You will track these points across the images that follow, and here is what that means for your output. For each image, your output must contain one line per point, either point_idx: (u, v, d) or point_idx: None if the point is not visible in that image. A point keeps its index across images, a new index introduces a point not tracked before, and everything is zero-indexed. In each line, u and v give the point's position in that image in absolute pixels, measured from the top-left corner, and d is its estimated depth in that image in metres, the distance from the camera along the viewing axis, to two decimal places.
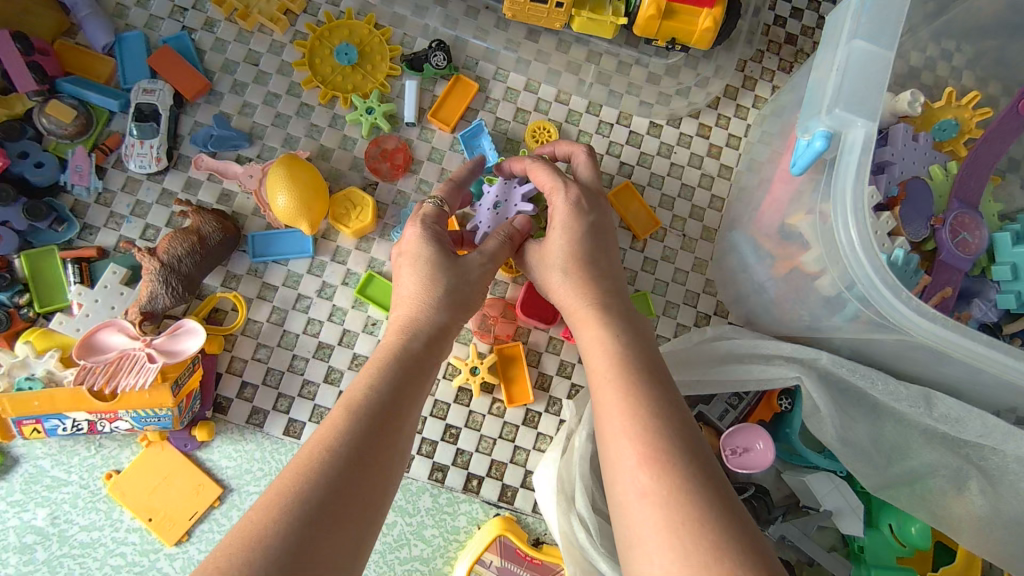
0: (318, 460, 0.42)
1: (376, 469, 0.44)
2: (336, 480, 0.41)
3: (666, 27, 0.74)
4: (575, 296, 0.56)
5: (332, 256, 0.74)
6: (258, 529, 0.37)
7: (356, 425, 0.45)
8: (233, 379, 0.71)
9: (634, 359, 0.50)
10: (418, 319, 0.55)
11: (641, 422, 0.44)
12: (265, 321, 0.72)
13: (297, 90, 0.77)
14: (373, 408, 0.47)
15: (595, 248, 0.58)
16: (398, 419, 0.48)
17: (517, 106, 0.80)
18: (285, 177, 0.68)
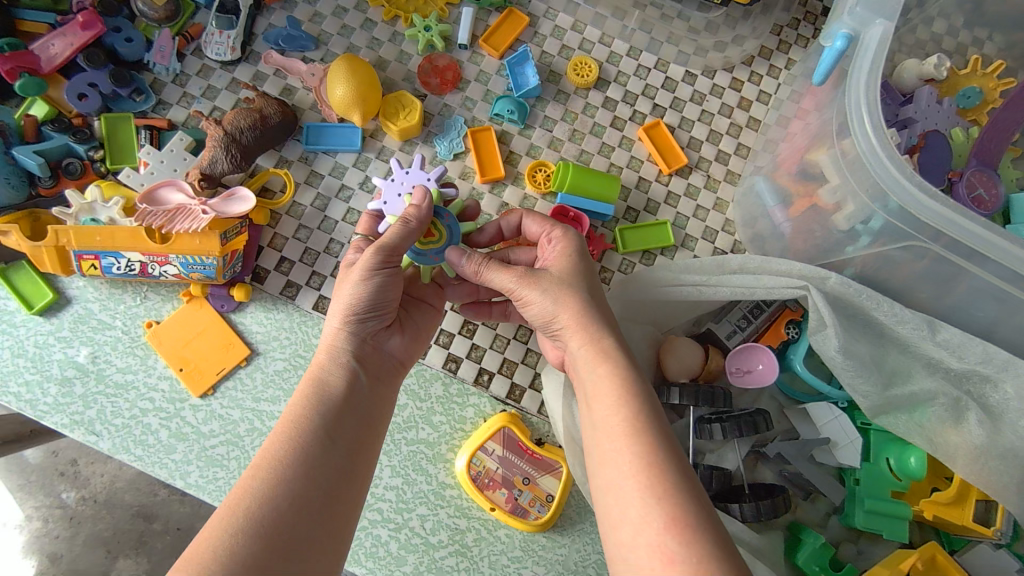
0: (270, 496, 0.49)
1: (327, 509, 0.51)
2: (282, 500, 0.49)
3: None
4: (576, 326, 0.57)
5: (377, 154, 0.80)
6: (216, 554, 0.44)
7: (292, 448, 0.53)
8: (272, 254, 0.76)
9: (645, 415, 0.51)
10: (338, 340, 0.61)
11: (659, 487, 0.46)
12: (309, 205, 0.78)
13: (363, 6, 0.84)
14: (306, 428, 0.54)
15: (589, 282, 0.61)
16: (343, 446, 0.55)
17: (562, 43, 0.85)
18: (346, 70, 0.75)
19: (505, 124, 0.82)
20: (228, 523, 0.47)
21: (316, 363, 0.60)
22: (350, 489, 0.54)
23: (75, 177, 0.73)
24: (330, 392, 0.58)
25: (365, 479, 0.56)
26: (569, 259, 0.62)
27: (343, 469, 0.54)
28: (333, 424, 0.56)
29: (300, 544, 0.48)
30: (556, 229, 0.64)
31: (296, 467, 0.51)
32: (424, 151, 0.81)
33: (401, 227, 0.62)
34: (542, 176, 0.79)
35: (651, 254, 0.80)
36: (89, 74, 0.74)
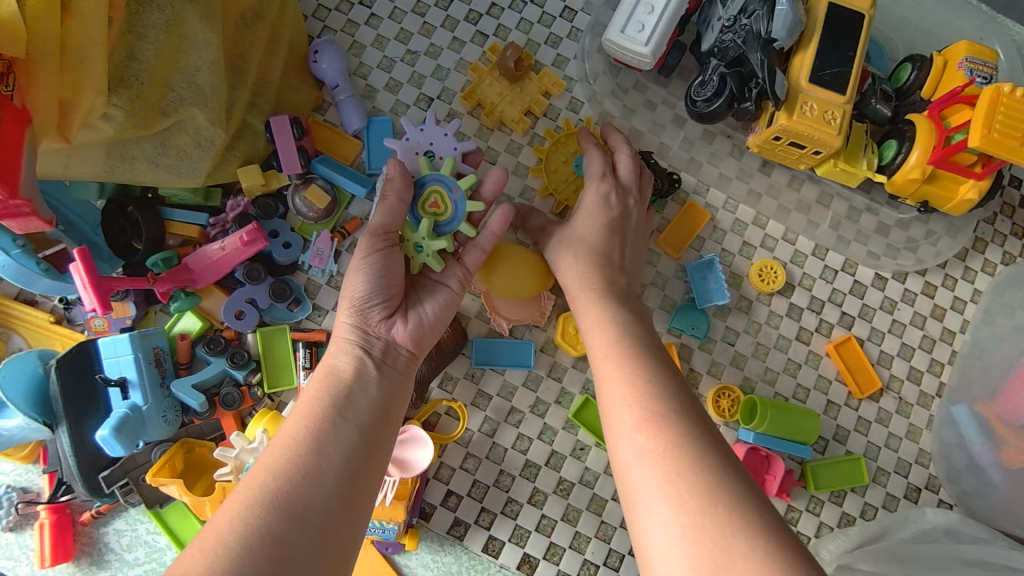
0: (282, 475, 0.45)
1: (348, 491, 0.47)
2: (300, 475, 0.46)
3: (924, 190, 0.72)
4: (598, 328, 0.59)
5: (548, 371, 0.73)
6: (230, 534, 0.41)
7: (312, 419, 0.50)
8: (439, 487, 0.70)
9: (646, 385, 0.49)
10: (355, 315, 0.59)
11: (677, 442, 0.45)
12: (477, 431, 0.71)
13: (529, 193, 0.78)
14: (325, 400, 0.52)
15: (610, 256, 0.66)
16: (364, 422, 0.52)
17: (743, 240, 0.78)
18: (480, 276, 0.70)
19: (683, 337, 0.75)
20: (243, 503, 0.43)
21: (330, 354, 0.58)
22: (370, 467, 0.50)
23: (234, 407, 0.67)
24: (340, 374, 0.55)
25: (383, 459, 0.52)
26: (594, 224, 0.67)
27: (357, 447, 0.50)
28: (346, 398, 0.53)
29: (315, 518, 0.44)
30: (601, 174, 0.69)
31: (312, 449, 0.48)
32: None
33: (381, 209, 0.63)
34: (728, 402, 0.73)
35: (842, 491, 0.73)
36: (248, 289, 0.68)
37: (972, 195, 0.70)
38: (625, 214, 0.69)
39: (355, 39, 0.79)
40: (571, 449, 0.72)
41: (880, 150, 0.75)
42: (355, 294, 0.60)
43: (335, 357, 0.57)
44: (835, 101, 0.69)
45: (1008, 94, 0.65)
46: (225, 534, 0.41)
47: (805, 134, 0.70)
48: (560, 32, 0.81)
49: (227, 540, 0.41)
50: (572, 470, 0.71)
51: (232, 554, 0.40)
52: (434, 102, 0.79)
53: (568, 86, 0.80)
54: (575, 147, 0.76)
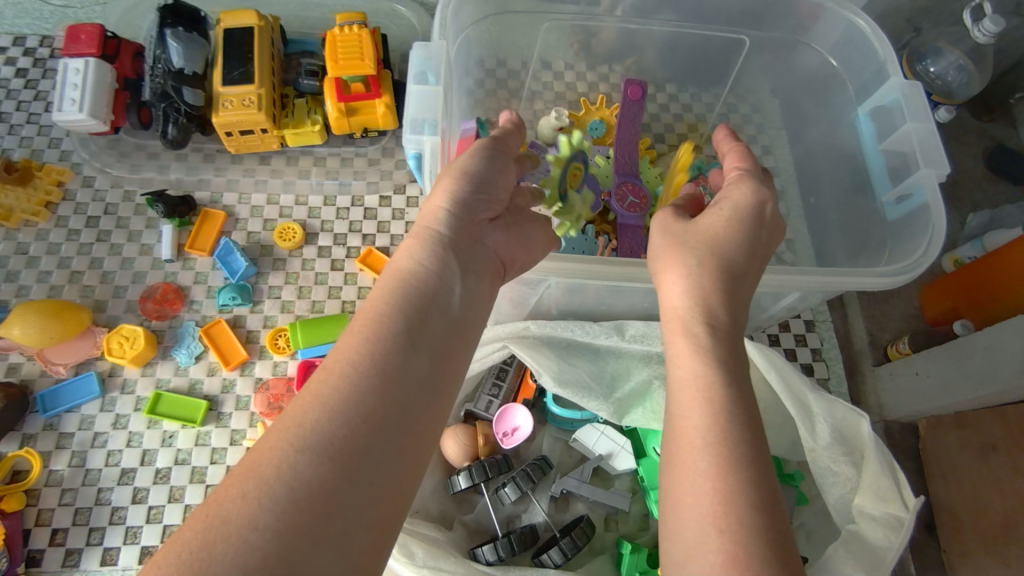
0: (341, 418, 0.43)
1: (401, 429, 0.45)
2: (358, 421, 0.43)
3: (355, 121, 0.91)
4: (682, 338, 0.53)
5: (120, 389, 0.82)
6: (270, 489, 0.39)
7: (386, 351, 0.47)
8: (43, 530, 0.74)
9: (735, 434, 0.46)
10: (417, 272, 0.52)
11: (720, 440, 0.46)
12: (65, 467, 0.77)
13: (66, 261, 0.89)
14: (406, 325, 0.49)
15: (736, 263, 0.56)
16: (439, 370, 0.50)
17: (263, 218, 0.93)
18: (18, 314, 0.79)
19: (234, 310, 0.87)
20: (289, 445, 0.41)
21: (406, 246, 0.54)
22: (432, 406, 0.48)
23: None
24: (421, 283, 0.52)
25: (446, 390, 0.50)
26: (733, 228, 0.57)
27: (424, 380, 0.48)
28: (417, 323, 0.50)
29: (375, 464, 0.43)
30: (746, 177, 0.61)
31: (376, 380, 0.45)
32: (165, 366, 0.83)
33: (506, 134, 0.63)
34: (283, 339, 0.85)
35: None
36: None
37: (383, 109, 0.90)
38: (761, 215, 0.60)
39: None
40: (161, 441, 0.79)
41: (322, 110, 0.95)
42: (471, 189, 0.56)
43: (414, 258, 0.53)
44: (249, 90, 0.89)
45: (341, 33, 0.87)
46: (273, 483, 0.39)
47: (238, 122, 0.88)
48: (59, 134, 0.97)
49: (273, 502, 0.39)
50: (166, 458, 0.78)
51: (271, 510, 0.38)
52: None
53: (77, 170, 0.95)
54: None
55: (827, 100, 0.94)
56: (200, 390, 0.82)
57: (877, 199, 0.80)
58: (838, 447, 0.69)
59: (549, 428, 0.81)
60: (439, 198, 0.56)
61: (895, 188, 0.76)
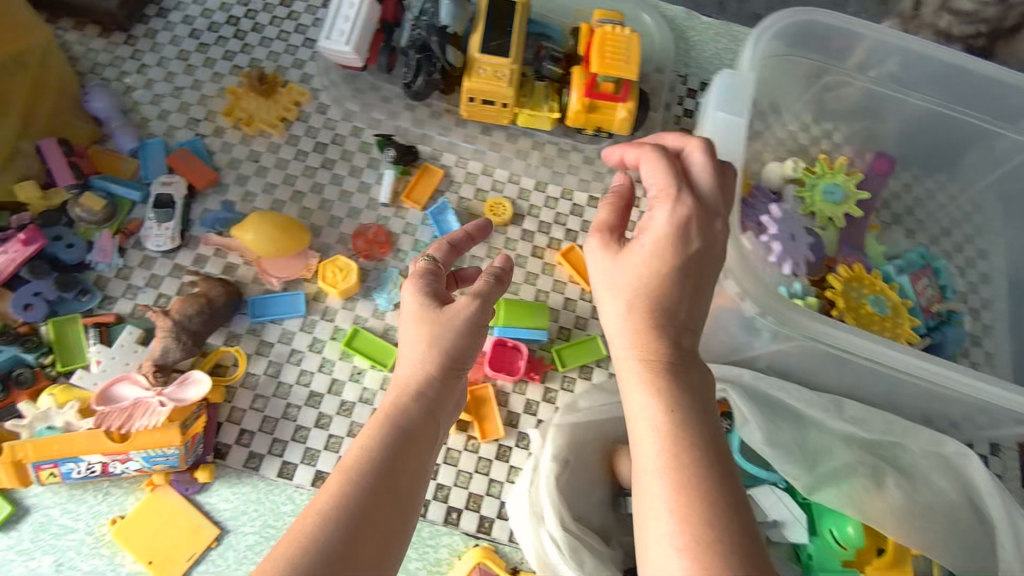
0: (337, 516, 0.50)
1: (387, 522, 0.52)
2: (347, 532, 0.49)
3: (592, 119, 0.92)
4: (648, 368, 0.53)
5: (321, 315, 0.85)
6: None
7: (360, 483, 0.52)
8: (232, 428, 0.79)
9: (713, 492, 0.46)
10: (397, 407, 0.59)
11: (678, 421, 0.50)
12: (262, 374, 0.81)
13: (292, 180, 0.93)
14: (382, 453, 0.55)
15: (675, 313, 0.55)
16: (411, 489, 0.55)
17: (477, 187, 0.95)
18: (255, 219, 0.83)
19: None
20: (306, 538, 0.48)
21: (391, 400, 0.60)
22: (401, 509, 0.54)
23: (26, 386, 0.75)
24: (403, 424, 0.58)
25: (417, 499, 0.56)
26: (667, 262, 0.55)
27: (396, 498, 0.53)
28: (397, 459, 0.55)
29: (368, 551, 0.49)
30: (670, 193, 0.57)
31: (363, 498, 0.51)
32: (365, 305, 0.86)
33: (493, 284, 0.65)
34: None
35: (589, 367, 0.87)
36: (34, 284, 0.78)
37: (623, 115, 0.90)
38: (709, 244, 0.57)
39: (128, 84, 0.94)
40: (350, 375, 0.83)
41: (558, 99, 0.95)
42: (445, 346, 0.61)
43: (398, 404, 0.59)
44: (504, 62, 0.89)
45: (611, 32, 0.87)
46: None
47: (485, 91, 0.89)
48: (304, 56, 1.00)
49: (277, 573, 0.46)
50: (352, 392, 0.82)
51: None
52: (202, 122, 0.94)
53: (315, 95, 0.98)
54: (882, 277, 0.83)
55: None
56: (393, 336, 0.85)
57: None
58: None
59: None
60: (425, 349, 0.61)
61: None
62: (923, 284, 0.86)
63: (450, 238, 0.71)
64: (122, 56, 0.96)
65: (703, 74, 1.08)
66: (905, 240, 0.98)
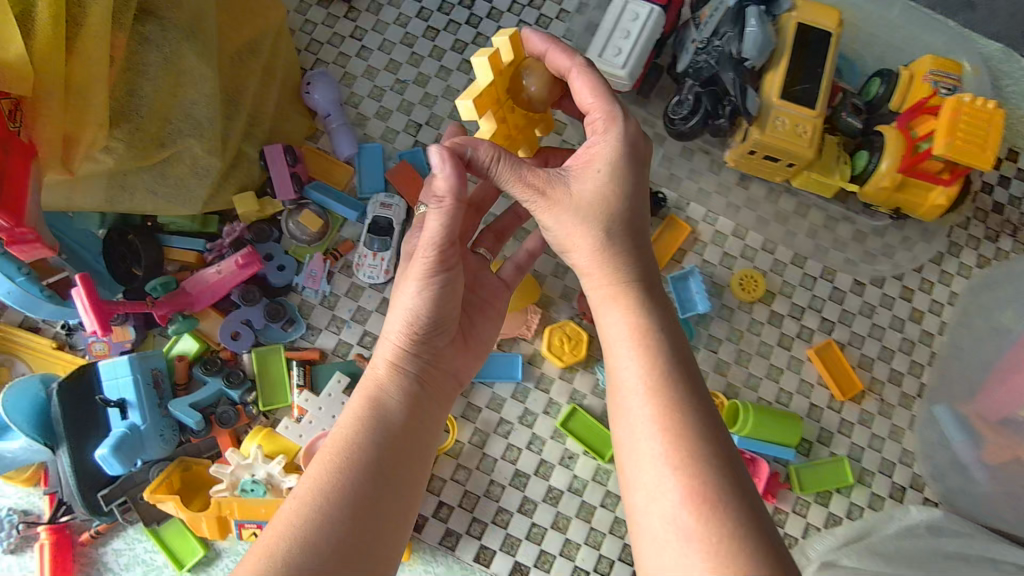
0: (327, 500, 0.44)
1: (385, 526, 0.46)
2: (338, 509, 0.44)
3: (896, 198, 0.75)
4: (638, 346, 0.48)
5: (536, 382, 0.75)
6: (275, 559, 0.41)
7: (361, 459, 0.47)
8: (430, 498, 0.72)
9: (708, 508, 0.41)
10: (399, 362, 0.54)
11: (683, 434, 0.44)
12: (467, 441, 0.73)
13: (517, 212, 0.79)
14: (390, 420, 0.51)
15: (622, 218, 0.52)
16: (407, 473, 0.49)
17: (724, 251, 0.80)
18: None
19: None
20: (282, 542, 0.42)
21: (383, 365, 0.54)
22: (395, 489, 0.47)
23: (229, 425, 0.69)
24: (396, 396, 0.52)
25: (414, 481, 0.49)
26: (615, 188, 0.52)
27: (381, 479, 0.47)
28: (393, 437, 0.50)
29: (368, 529, 0.45)
30: (610, 116, 0.53)
31: (338, 474, 0.46)
32: (584, 378, 0.75)
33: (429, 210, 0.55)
34: None
35: (827, 491, 0.74)
36: (244, 310, 0.71)
37: (942, 201, 0.73)
38: (640, 152, 0.53)
39: (347, 69, 0.82)
40: (560, 458, 0.73)
41: (851, 160, 0.78)
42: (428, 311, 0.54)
43: (392, 366, 0.54)
44: (807, 115, 0.72)
45: (970, 103, 0.68)
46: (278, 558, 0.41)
47: (778, 148, 0.73)
48: None
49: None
50: (561, 478, 0.73)
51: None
52: (423, 128, 0.81)
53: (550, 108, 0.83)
54: None
55: None
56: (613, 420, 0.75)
57: None
58: None
59: None
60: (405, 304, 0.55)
61: None
62: None
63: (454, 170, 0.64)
64: (342, 33, 0.83)
65: (1012, 140, 0.87)
66: None
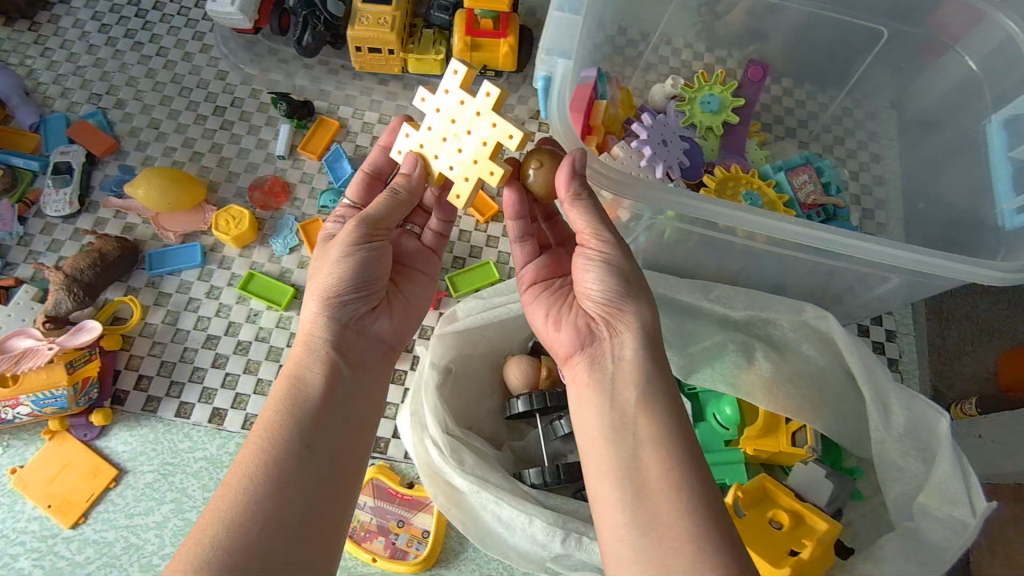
0: (258, 490, 0.52)
1: (326, 492, 0.55)
2: (272, 491, 0.53)
3: (477, 57, 0.94)
4: (629, 331, 0.59)
5: (218, 263, 0.88)
6: (219, 540, 0.49)
7: (288, 447, 0.56)
8: (130, 374, 0.81)
9: (682, 455, 0.52)
10: (310, 358, 0.62)
11: (652, 409, 0.55)
12: (160, 322, 0.84)
13: (190, 142, 0.95)
14: (309, 407, 0.59)
15: (628, 267, 0.62)
16: (337, 458, 0.58)
17: (372, 135, 0.98)
18: (144, 174, 0.86)
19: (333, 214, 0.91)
20: (219, 515, 0.51)
21: (296, 360, 0.62)
22: (331, 475, 0.57)
23: None
24: (307, 385, 0.60)
25: (351, 476, 0.59)
26: (597, 221, 0.61)
27: (320, 466, 0.56)
28: (313, 426, 0.58)
29: (304, 510, 0.53)
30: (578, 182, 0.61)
31: (273, 464, 0.54)
32: (261, 252, 0.89)
33: (387, 201, 0.65)
34: None
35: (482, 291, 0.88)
36: None
37: (505, 50, 0.93)
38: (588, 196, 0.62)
39: (31, 68, 0.98)
40: (246, 317, 0.85)
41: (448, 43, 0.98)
42: (333, 289, 0.64)
43: (304, 364, 0.62)
44: (384, 10, 0.92)
45: None
46: (221, 536, 0.49)
47: (369, 38, 0.92)
48: (204, 29, 1.03)
49: (210, 550, 0.48)
50: (248, 332, 0.84)
51: (217, 557, 0.48)
52: (104, 97, 0.97)
53: (213, 63, 1.01)
54: (746, 184, 0.85)
55: (949, 113, 0.92)
56: (290, 278, 0.87)
57: (996, 205, 0.78)
58: (910, 442, 0.67)
59: None
60: (317, 305, 0.64)
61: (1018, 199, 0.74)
62: (804, 180, 0.88)
63: (369, 172, 0.74)
64: (27, 43, 1.00)
65: None
66: (795, 150, 1.03)
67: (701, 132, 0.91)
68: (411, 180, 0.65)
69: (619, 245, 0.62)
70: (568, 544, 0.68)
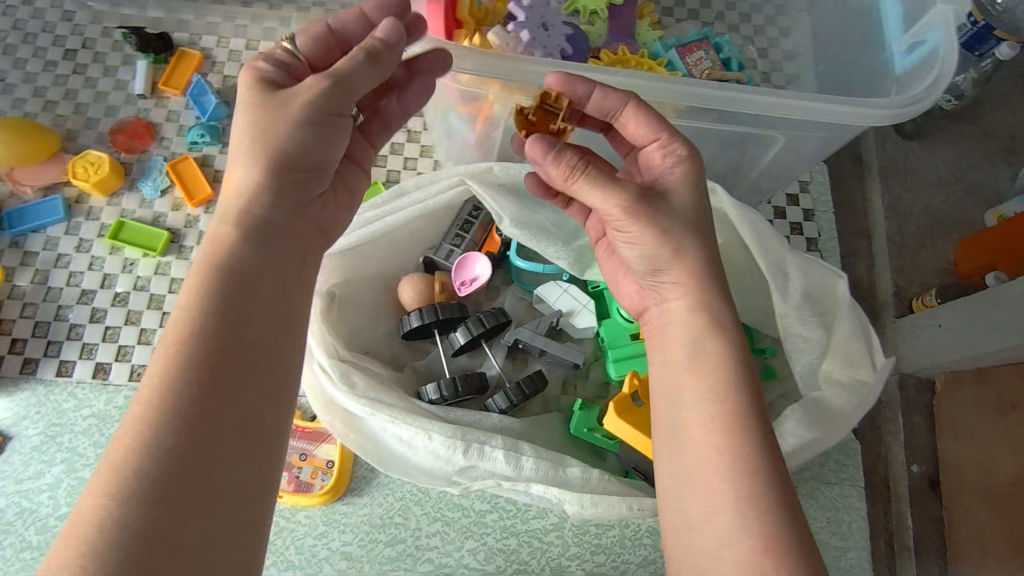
0: (171, 420, 0.41)
1: (243, 442, 0.43)
2: (182, 424, 0.41)
3: None
4: (684, 290, 0.55)
5: (86, 215, 0.81)
6: (131, 472, 0.39)
7: (194, 369, 0.43)
8: (3, 339, 0.76)
9: (748, 414, 0.48)
10: (224, 249, 0.49)
11: (708, 366, 0.51)
12: (28, 283, 0.78)
13: (42, 91, 0.87)
14: (221, 318, 0.45)
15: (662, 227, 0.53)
16: (255, 399, 0.45)
17: (241, 62, 0.90)
18: None
19: (204, 150, 0.85)
20: (131, 444, 0.40)
21: (218, 244, 0.49)
22: (250, 419, 0.44)
23: None
24: (236, 279, 0.47)
25: (274, 417, 0.46)
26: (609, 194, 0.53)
27: (239, 403, 0.44)
28: (225, 346, 0.45)
29: (219, 459, 0.42)
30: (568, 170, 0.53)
31: (176, 384, 0.42)
32: (131, 198, 0.82)
33: (366, 67, 0.50)
34: None
35: None
36: None
37: None
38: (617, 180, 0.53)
39: None
40: (122, 267, 0.79)
41: None
42: (267, 171, 0.51)
43: (232, 250, 0.48)
44: None
45: None
46: (132, 466, 0.39)
47: None
48: None
49: (136, 482, 0.39)
50: (125, 282, 0.79)
51: (130, 498, 0.38)
52: None
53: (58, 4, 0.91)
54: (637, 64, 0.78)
55: None
56: (164, 222, 0.81)
57: (886, 48, 0.72)
58: (812, 307, 0.64)
59: (512, 288, 0.79)
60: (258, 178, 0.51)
61: (906, 34, 0.69)
62: (698, 57, 0.82)
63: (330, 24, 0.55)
64: None
65: None
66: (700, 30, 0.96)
67: (586, 18, 0.83)
68: (390, 51, 0.51)
69: (636, 206, 0.53)
70: (471, 455, 0.63)
